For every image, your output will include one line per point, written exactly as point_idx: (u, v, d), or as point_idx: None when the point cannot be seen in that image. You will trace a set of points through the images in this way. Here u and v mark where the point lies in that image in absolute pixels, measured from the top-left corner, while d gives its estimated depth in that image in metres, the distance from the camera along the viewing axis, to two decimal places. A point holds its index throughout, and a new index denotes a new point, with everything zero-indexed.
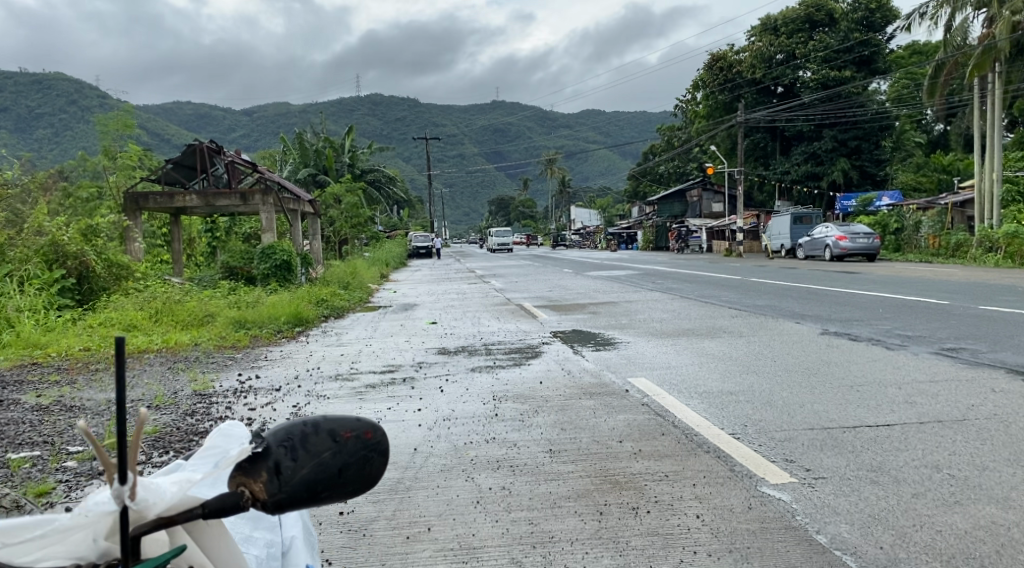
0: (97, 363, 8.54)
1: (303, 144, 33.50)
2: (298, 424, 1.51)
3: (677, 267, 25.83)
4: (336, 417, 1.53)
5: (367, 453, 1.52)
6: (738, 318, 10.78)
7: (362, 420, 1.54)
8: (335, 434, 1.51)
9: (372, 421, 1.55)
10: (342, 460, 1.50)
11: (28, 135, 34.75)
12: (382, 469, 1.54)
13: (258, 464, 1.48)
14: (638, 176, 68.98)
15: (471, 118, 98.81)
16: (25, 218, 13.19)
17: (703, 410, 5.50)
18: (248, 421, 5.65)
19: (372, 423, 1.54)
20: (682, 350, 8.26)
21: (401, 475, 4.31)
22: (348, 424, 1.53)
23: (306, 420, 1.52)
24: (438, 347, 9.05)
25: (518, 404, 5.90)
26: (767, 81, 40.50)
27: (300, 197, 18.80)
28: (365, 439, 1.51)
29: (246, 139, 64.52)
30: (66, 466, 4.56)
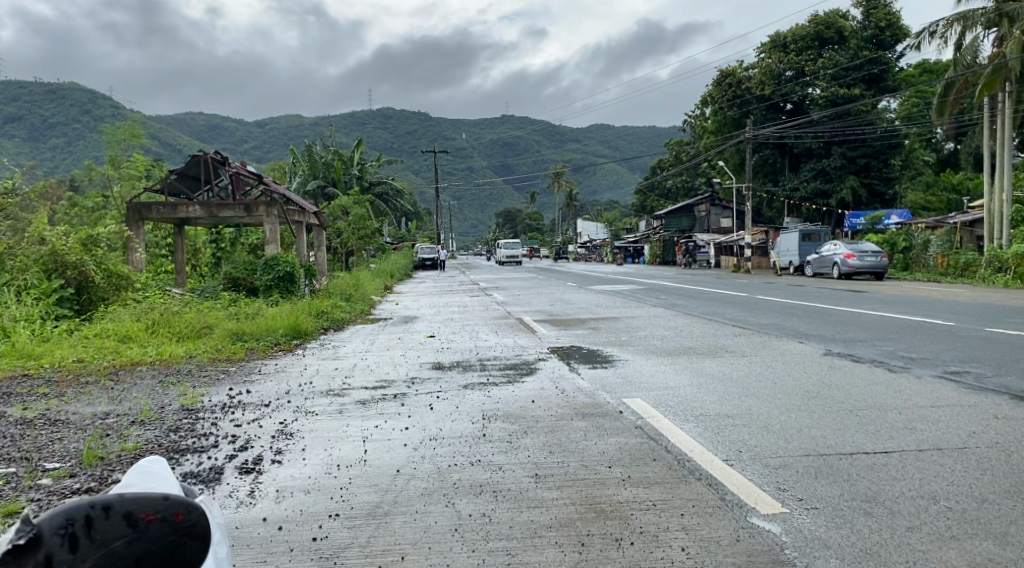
0: (88, 375, 8.42)
1: (312, 155, 33.59)
2: (86, 510, 1.65)
3: (683, 283, 25.65)
4: (137, 502, 1.70)
5: (177, 539, 1.72)
6: (739, 336, 10.65)
7: (169, 505, 1.74)
8: (136, 517, 1.69)
9: (183, 505, 1.76)
10: (141, 549, 1.67)
11: (39, 144, 34.99)
12: (193, 553, 1.73)
13: (29, 558, 1.62)
14: (646, 190, 68.96)
15: (481, 132, 99.11)
16: (25, 227, 13.16)
17: (698, 434, 5.36)
18: (232, 438, 5.54)
19: (183, 507, 1.75)
20: (680, 369, 8.11)
21: (381, 499, 4.20)
22: (153, 506, 1.72)
23: (95, 507, 1.67)
24: (433, 363, 8.91)
25: (508, 424, 5.76)
26: (775, 97, 40.41)
27: (305, 209, 18.71)
28: (173, 523, 1.72)
29: (258, 150, 64.79)
30: (40, 484, 4.48)
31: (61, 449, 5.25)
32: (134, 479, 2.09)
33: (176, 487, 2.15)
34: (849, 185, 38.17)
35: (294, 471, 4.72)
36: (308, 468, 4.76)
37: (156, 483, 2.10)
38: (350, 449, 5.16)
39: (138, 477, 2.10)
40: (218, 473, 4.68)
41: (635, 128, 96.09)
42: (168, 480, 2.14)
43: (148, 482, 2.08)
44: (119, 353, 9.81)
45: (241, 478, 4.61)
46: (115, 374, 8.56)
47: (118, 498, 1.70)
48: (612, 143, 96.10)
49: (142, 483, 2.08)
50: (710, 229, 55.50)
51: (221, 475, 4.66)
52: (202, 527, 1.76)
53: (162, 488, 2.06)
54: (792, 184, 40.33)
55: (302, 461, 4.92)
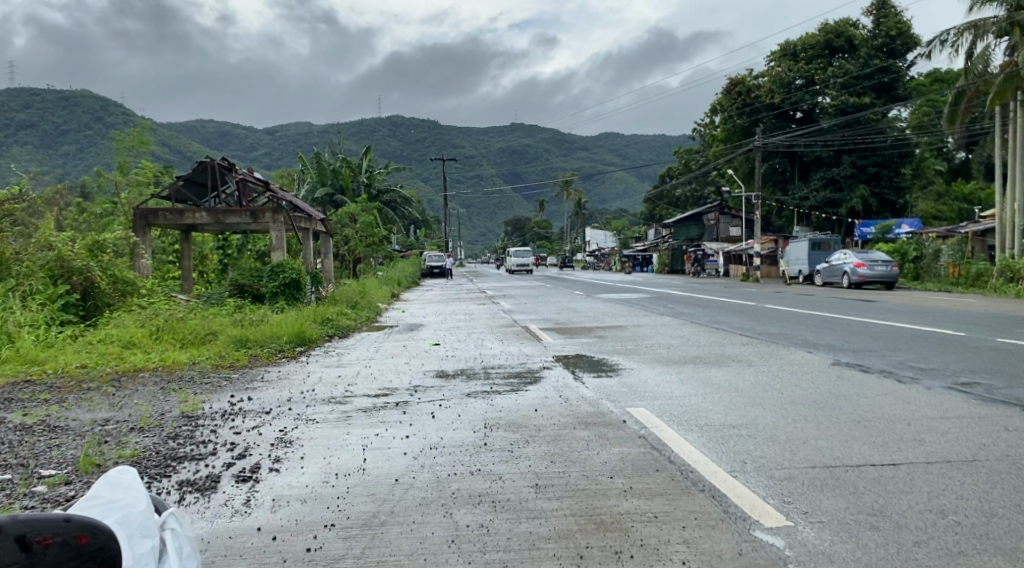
0: (91, 382, 8.39)
1: (322, 162, 33.61)
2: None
3: (692, 291, 25.52)
4: (37, 524, 2.22)
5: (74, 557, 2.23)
6: (746, 345, 10.55)
7: (71, 528, 2.26)
8: (32, 538, 2.19)
9: (83, 528, 2.28)
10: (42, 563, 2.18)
11: (50, 150, 35.18)
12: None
13: None
14: (655, 198, 68.80)
15: (490, 140, 99.21)
16: (33, 232, 13.17)
17: (702, 444, 5.27)
18: (230, 446, 5.48)
19: (85, 529, 2.27)
20: (686, 378, 8.01)
21: (378, 508, 4.13)
22: (53, 528, 2.24)
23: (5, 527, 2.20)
24: (437, 370, 8.85)
25: (509, 433, 5.70)
26: (785, 106, 40.31)
27: (313, 216, 18.68)
28: (73, 541, 2.24)
29: (268, 157, 65.06)
30: (34, 492, 4.43)
31: (59, 455, 5.22)
32: (102, 491, 2.58)
33: (142, 496, 2.64)
34: (858, 194, 37.99)
35: (292, 479, 4.67)
36: (306, 477, 4.70)
37: (125, 495, 2.59)
38: (348, 457, 5.11)
39: (108, 487, 2.60)
40: (214, 482, 4.63)
41: (644, 136, 95.94)
42: (135, 491, 2.62)
43: (116, 495, 2.57)
44: (122, 359, 9.78)
45: (238, 486, 4.56)
46: (117, 381, 8.51)
47: (22, 521, 2.23)
48: (621, 151, 95.94)
49: (110, 495, 2.57)
50: (718, 237, 55.29)
51: (217, 482, 4.60)
52: (99, 547, 2.28)
53: (128, 499, 2.56)
54: (802, 193, 40.16)
55: (300, 469, 4.87)
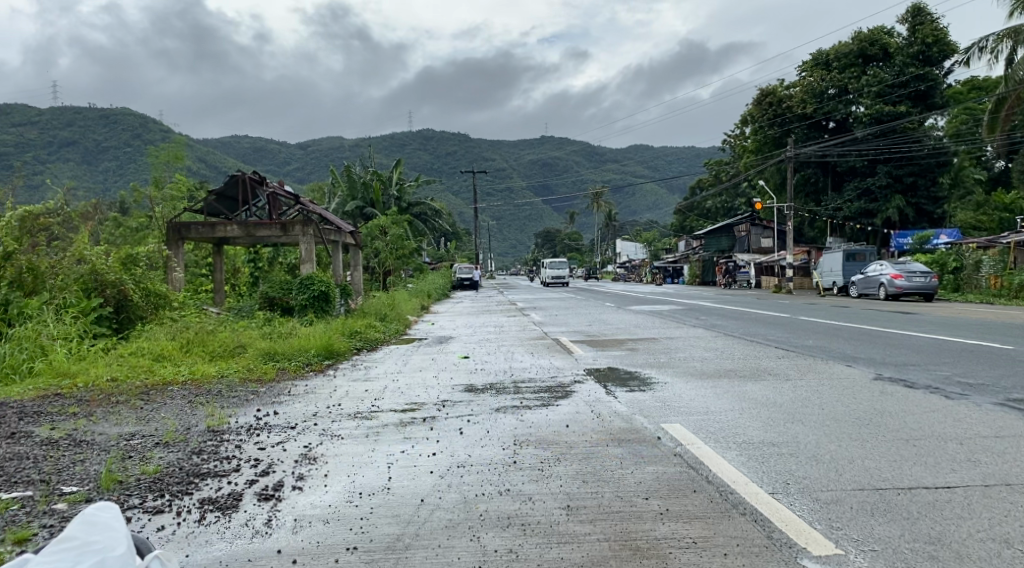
0: (119, 395, 8.36)
1: (351, 176, 33.74)
2: None
3: (726, 303, 25.04)
4: None
5: None
6: (784, 359, 10.22)
7: None
8: None
9: None
10: None
11: (90, 167, 35.96)
12: None
13: None
14: (685, 209, 68.24)
15: (520, 152, 99.31)
16: (69, 244, 13.28)
17: (742, 463, 5.04)
18: (254, 462, 5.36)
19: None
20: (722, 393, 7.72)
21: (403, 531, 3.96)
22: None
23: None
24: (465, 384, 8.67)
25: (540, 450, 5.51)
26: (818, 115, 39.76)
27: (342, 228, 18.64)
28: None
29: (301, 172, 65.91)
30: (54, 509, 4.34)
31: (82, 471, 5.13)
32: (79, 533, 2.61)
33: (120, 536, 2.66)
34: (895, 204, 37.25)
35: (316, 498, 4.52)
36: (329, 496, 4.55)
37: (101, 537, 2.60)
38: (373, 476, 4.95)
39: (85, 528, 2.63)
40: (236, 500, 4.50)
41: (674, 147, 95.21)
42: (114, 533, 2.63)
43: (92, 538, 2.59)
44: (153, 372, 9.76)
45: (259, 505, 4.42)
46: (146, 394, 8.46)
47: None
48: (651, 163, 95.30)
49: (86, 539, 2.58)
50: (751, 248, 54.61)
51: (239, 501, 4.47)
52: None
53: (101, 541, 2.57)
54: (835, 204, 39.50)
55: (324, 488, 4.72)
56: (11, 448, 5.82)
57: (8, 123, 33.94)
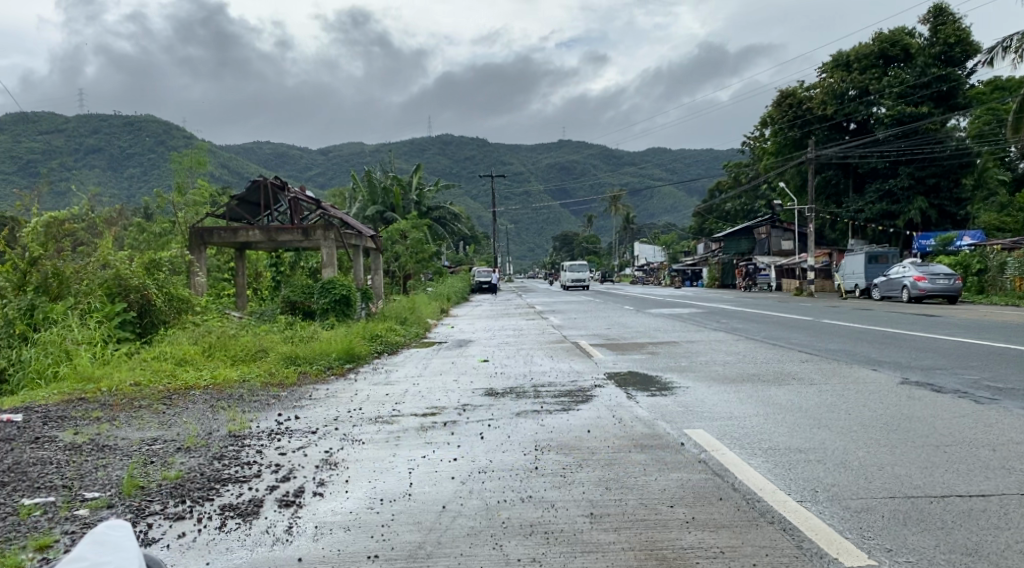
0: (142, 400, 8.38)
1: (371, 181, 33.99)
2: None
3: (749, 307, 24.83)
4: None
5: None
6: (807, 363, 10.07)
7: None
8: None
9: None
10: None
11: (115, 174, 36.37)
12: None
13: None
14: (704, 212, 67.85)
15: (538, 156, 99.28)
16: (93, 249, 13.39)
17: (768, 470, 4.94)
18: (275, 468, 5.33)
19: None
20: (746, 398, 7.62)
21: (424, 538, 3.92)
22: None
23: None
24: (486, 388, 8.63)
25: (562, 456, 5.44)
26: (839, 117, 39.39)
27: (363, 232, 18.65)
28: None
29: (321, 177, 66.26)
30: (76, 515, 4.34)
31: (104, 476, 5.13)
32: (91, 554, 2.55)
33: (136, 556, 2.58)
34: (917, 206, 36.79)
35: (337, 504, 4.48)
36: (350, 503, 4.51)
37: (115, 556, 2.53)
38: (394, 482, 4.91)
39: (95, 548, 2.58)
40: (257, 506, 4.47)
41: (693, 150, 94.66)
42: (130, 551, 2.57)
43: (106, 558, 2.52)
44: (175, 377, 9.80)
45: (280, 512, 4.39)
46: (168, 399, 8.48)
47: None
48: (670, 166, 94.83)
49: (100, 558, 2.52)
50: (771, 251, 54.15)
51: (260, 508, 4.44)
52: None
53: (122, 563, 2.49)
54: (857, 205, 39.12)
55: (345, 494, 4.69)
56: (35, 453, 5.85)
57: (35, 131, 34.40)
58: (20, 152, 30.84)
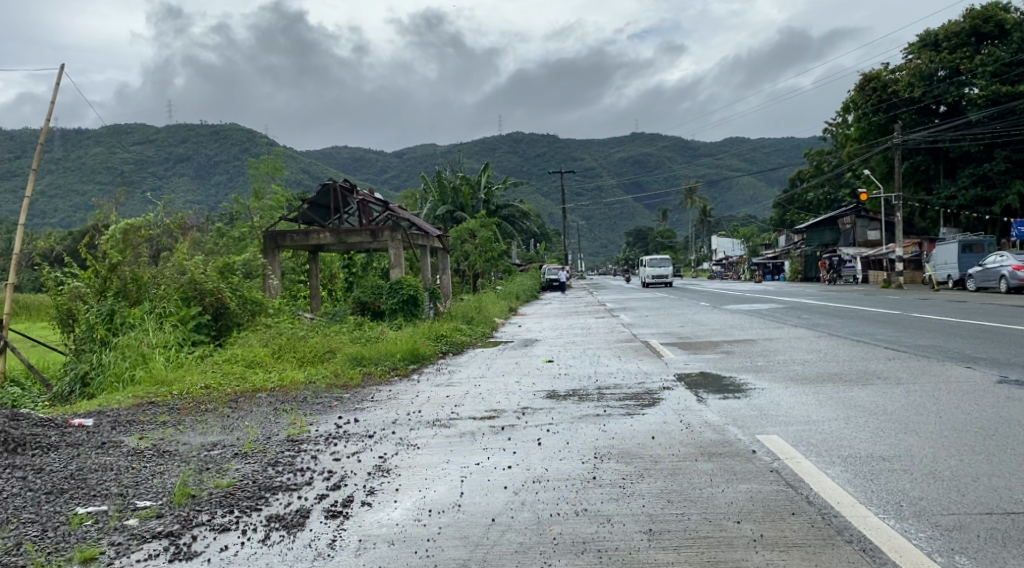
0: (209, 403, 8.46)
1: (441, 182, 34.14)
2: None
3: (833, 300, 23.77)
4: None
5: None
6: (895, 361, 9.47)
7: None
8: None
9: None
10: None
11: (202, 182, 37.57)
12: None
13: None
14: (784, 203, 65.75)
15: (610, 151, 98.11)
16: (169, 254, 13.68)
17: (847, 481, 4.53)
18: (327, 475, 5.22)
19: None
20: (824, 400, 7.15)
21: (469, 556, 3.70)
22: None
23: None
24: (549, 390, 8.37)
25: (621, 465, 5.14)
26: (927, 99, 37.40)
27: (429, 232, 18.59)
28: None
29: (396, 180, 67.05)
30: (125, 526, 4.32)
31: (159, 484, 5.11)
32: None
33: None
34: (1015, 190, 34.60)
35: (385, 515, 4.33)
36: (398, 514, 4.34)
37: None
38: (444, 491, 4.72)
39: None
40: (303, 517, 4.34)
41: (772, 138, 91.86)
42: None
43: None
44: (244, 379, 9.88)
45: (326, 523, 4.25)
46: (235, 401, 8.56)
47: None
48: (748, 156, 92.19)
49: None
50: (856, 242, 52.09)
51: (306, 518, 4.32)
52: None
53: None
54: (949, 191, 37.18)
55: (393, 504, 4.52)
56: (99, 459, 5.90)
57: (129, 143, 35.79)
58: (111, 161, 32.09)
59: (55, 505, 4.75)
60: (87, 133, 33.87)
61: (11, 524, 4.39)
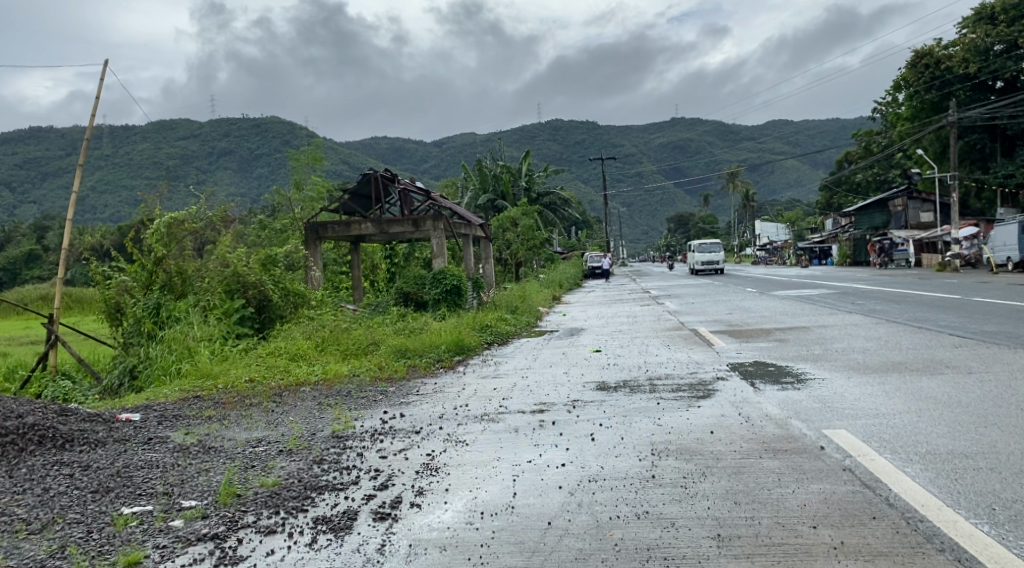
0: (254, 397, 8.40)
1: (482, 170, 34.04)
2: None
3: (883, 285, 23.09)
4: None
5: None
6: (961, 348, 9.02)
7: None
8: None
9: None
10: None
11: (245, 174, 37.93)
12: None
13: None
14: (831, 185, 64.27)
15: (651, 136, 96.94)
16: (213, 246, 13.64)
17: (930, 482, 4.19)
18: (374, 474, 5.04)
19: None
20: (892, 391, 6.77)
21: (526, 563, 3.49)
22: None
23: None
24: (598, 382, 8.14)
25: (682, 463, 4.88)
26: (982, 75, 35.95)
27: (471, 221, 18.37)
28: None
29: (436, 169, 67.24)
30: (170, 527, 4.19)
31: (204, 483, 5.00)
32: None
33: None
34: None
35: (435, 518, 4.13)
36: (449, 516, 4.15)
37: None
38: (496, 492, 4.51)
39: None
40: (351, 519, 4.17)
41: (817, 120, 89.92)
42: None
43: None
44: (288, 372, 9.81)
45: (374, 526, 4.06)
46: (279, 396, 8.46)
47: None
48: (792, 139, 90.40)
49: None
50: (907, 224, 50.61)
51: (354, 521, 4.14)
52: None
53: None
54: (1006, 170, 35.81)
55: (444, 506, 4.32)
56: (145, 456, 5.82)
57: (174, 137, 36.20)
58: (156, 156, 32.48)
59: (100, 505, 4.65)
60: (133, 129, 34.31)
61: (56, 525, 4.30)
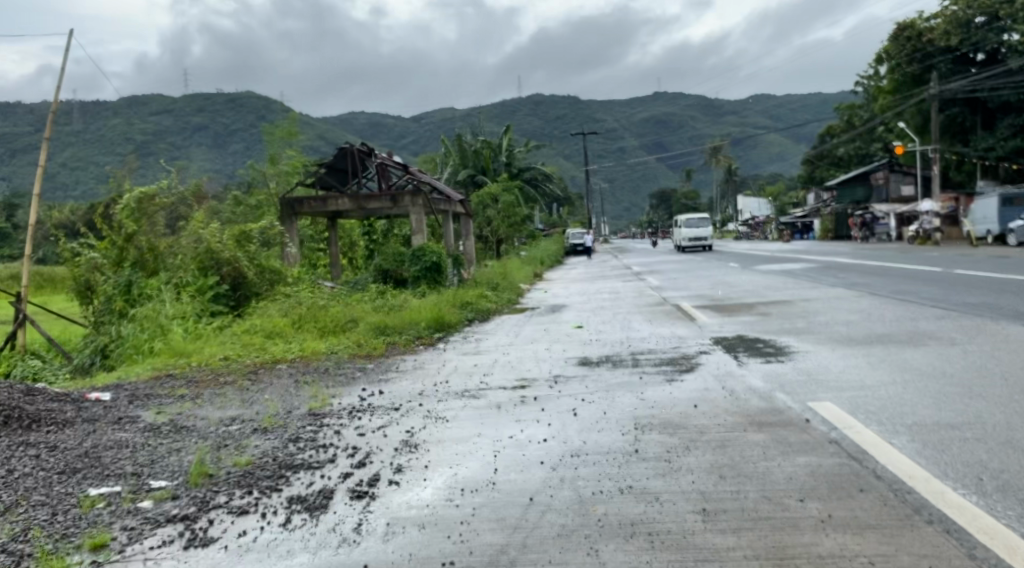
0: (228, 375, 8.24)
1: (462, 145, 33.79)
2: None
3: (864, 258, 23.19)
4: None
5: None
6: (945, 319, 9.01)
7: None
8: None
9: None
10: None
11: (221, 151, 37.27)
12: None
13: None
14: (812, 160, 64.50)
15: (633, 111, 96.68)
16: (186, 222, 13.33)
17: (917, 453, 4.13)
18: (351, 451, 4.92)
19: None
20: (877, 363, 6.74)
21: (508, 540, 3.38)
22: None
23: None
24: (580, 358, 8.05)
25: (665, 437, 4.79)
26: (963, 48, 35.99)
27: (452, 198, 18.14)
28: None
29: (415, 145, 66.60)
30: (139, 508, 4.05)
31: (175, 463, 4.85)
32: None
33: None
34: None
35: (414, 495, 4.01)
36: (428, 493, 4.03)
37: None
38: (477, 468, 4.40)
39: None
40: (326, 498, 4.04)
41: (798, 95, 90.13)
42: None
43: None
44: (264, 350, 9.64)
45: (351, 505, 3.94)
46: (254, 373, 8.31)
47: None
48: (774, 113, 90.61)
49: None
50: (890, 198, 51.01)
51: (330, 500, 4.01)
52: None
53: None
54: (987, 143, 36.15)
55: (423, 482, 4.22)
56: (114, 436, 5.64)
57: (147, 111, 35.33)
58: (128, 131, 31.74)
59: (67, 486, 4.49)
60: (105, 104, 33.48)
61: (19, 507, 4.14)
